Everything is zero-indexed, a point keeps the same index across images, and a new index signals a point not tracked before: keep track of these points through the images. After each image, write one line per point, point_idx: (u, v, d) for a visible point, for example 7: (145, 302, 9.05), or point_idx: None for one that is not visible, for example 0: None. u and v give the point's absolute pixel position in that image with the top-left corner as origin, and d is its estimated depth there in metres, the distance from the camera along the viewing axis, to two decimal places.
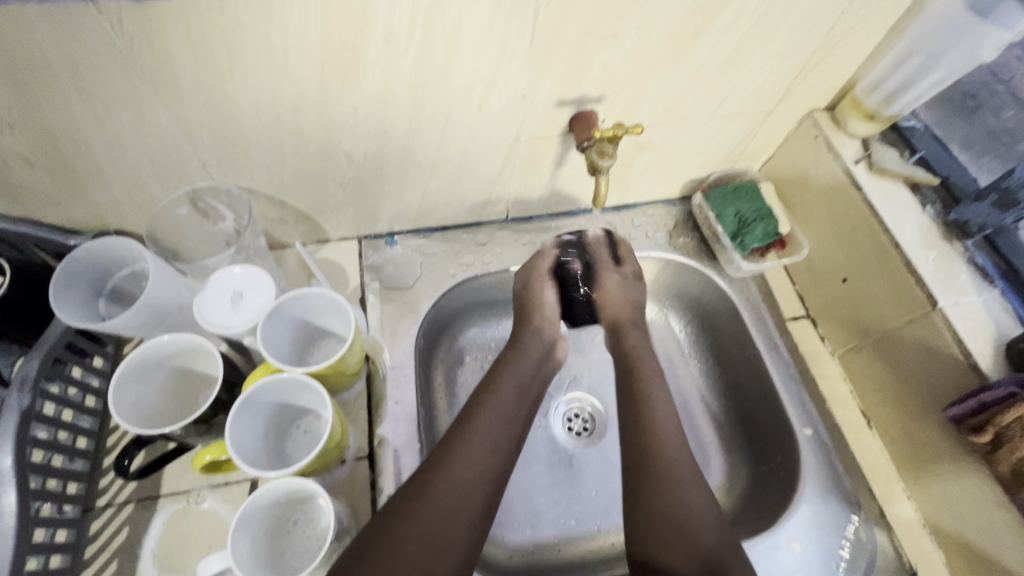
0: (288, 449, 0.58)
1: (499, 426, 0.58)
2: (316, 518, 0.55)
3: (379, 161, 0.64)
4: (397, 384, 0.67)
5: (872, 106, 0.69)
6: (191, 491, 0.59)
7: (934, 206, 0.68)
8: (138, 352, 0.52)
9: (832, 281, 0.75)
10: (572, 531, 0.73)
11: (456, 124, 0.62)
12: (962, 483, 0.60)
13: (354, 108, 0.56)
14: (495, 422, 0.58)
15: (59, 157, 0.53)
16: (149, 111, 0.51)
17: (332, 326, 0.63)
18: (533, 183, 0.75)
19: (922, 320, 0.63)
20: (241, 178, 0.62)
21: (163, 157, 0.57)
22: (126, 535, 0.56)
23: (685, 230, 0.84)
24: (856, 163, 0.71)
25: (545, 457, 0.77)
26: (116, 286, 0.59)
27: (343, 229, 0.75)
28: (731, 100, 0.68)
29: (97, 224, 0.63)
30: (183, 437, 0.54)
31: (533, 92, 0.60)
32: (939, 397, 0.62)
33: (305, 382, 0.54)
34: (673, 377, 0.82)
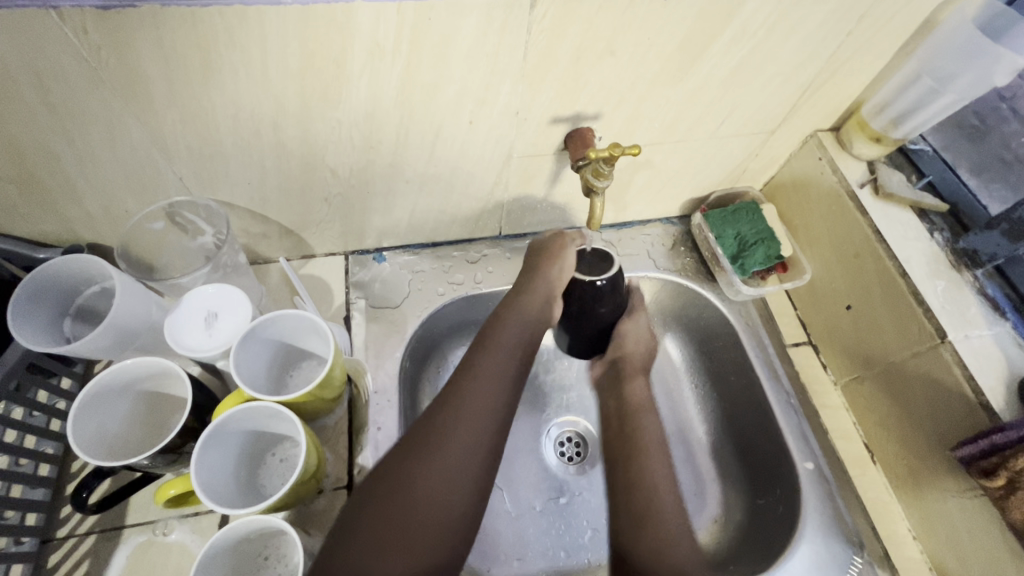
0: (262, 478, 0.55)
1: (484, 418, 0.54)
2: (288, 554, 0.52)
3: (365, 177, 0.62)
4: (380, 409, 0.64)
5: (878, 128, 0.67)
6: (157, 522, 0.56)
7: (942, 233, 0.66)
8: (99, 377, 0.49)
9: (835, 307, 0.72)
10: (561, 563, 0.70)
11: (446, 141, 0.59)
12: (970, 526, 0.57)
13: (338, 124, 0.54)
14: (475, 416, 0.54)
15: (26, 171, 0.50)
16: (120, 124, 0.49)
17: (312, 348, 0.60)
18: (528, 201, 0.72)
19: (929, 353, 0.60)
20: (220, 194, 0.59)
21: (138, 172, 0.54)
22: (85, 568, 0.53)
23: (684, 250, 0.81)
24: (861, 186, 0.69)
25: (535, 484, 0.74)
26: (83, 305, 0.57)
27: (329, 245, 0.73)
28: (732, 120, 0.66)
29: (69, 238, 0.60)
30: (149, 468, 0.51)
31: (527, 109, 0.57)
32: (946, 435, 0.59)
33: (278, 410, 0.51)
34: (669, 401, 0.79)
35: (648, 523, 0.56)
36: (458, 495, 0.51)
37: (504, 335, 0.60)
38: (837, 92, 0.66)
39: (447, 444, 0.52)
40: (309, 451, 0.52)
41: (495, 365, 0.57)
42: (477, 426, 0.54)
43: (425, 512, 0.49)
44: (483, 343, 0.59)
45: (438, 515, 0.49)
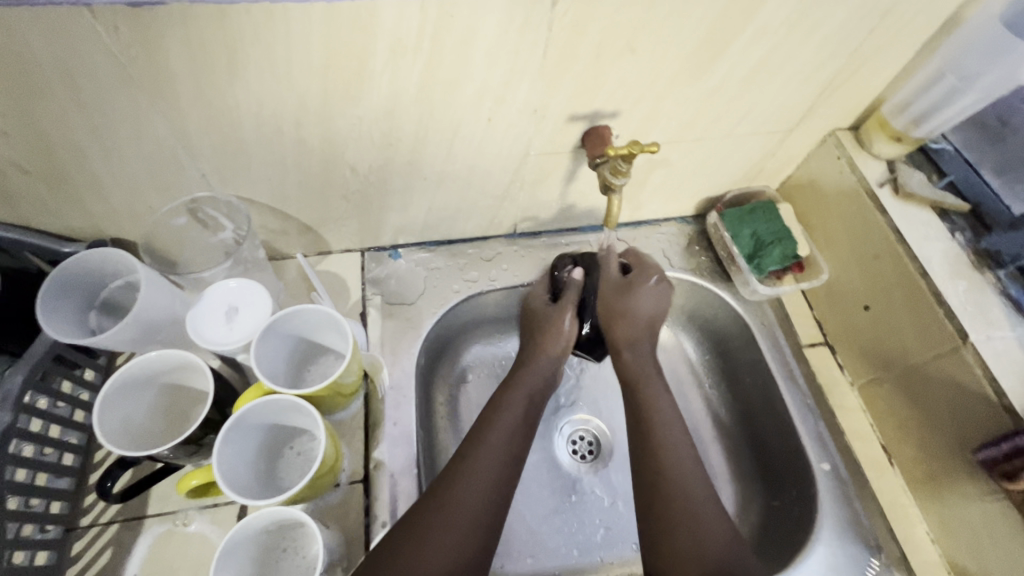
0: (280, 471, 0.56)
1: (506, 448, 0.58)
2: (305, 546, 0.53)
3: (383, 174, 0.62)
4: (396, 405, 0.65)
5: (899, 127, 0.66)
6: (178, 513, 0.56)
7: (964, 233, 0.65)
8: (124, 368, 0.50)
9: (853, 308, 0.71)
10: (574, 561, 0.70)
11: (464, 138, 0.59)
12: (991, 530, 0.57)
13: (358, 121, 0.54)
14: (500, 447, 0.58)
15: (54, 166, 0.51)
16: (146, 121, 0.49)
17: (330, 343, 0.61)
18: (544, 199, 0.72)
19: (950, 355, 0.59)
20: (241, 190, 0.60)
21: (161, 168, 0.55)
22: (108, 557, 0.54)
23: (699, 249, 0.81)
24: (881, 185, 0.68)
25: (548, 482, 0.75)
26: (108, 298, 0.58)
27: (346, 242, 0.73)
28: (750, 118, 0.65)
29: (93, 232, 0.61)
30: (171, 459, 0.52)
31: (545, 107, 0.57)
32: (967, 437, 0.58)
33: (298, 404, 0.52)
34: (683, 401, 0.79)
35: (668, 506, 0.55)
36: (480, 525, 0.53)
37: (524, 380, 0.65)
38: (857, 90, 0.65)
39: (459, 494, 0.53)
40: (327, 445, 0.53)
41: (510, 416, 0.61)
42: (501, 461, 0.57)
43: (452, 534, 0.51)
44: (506, 388, 0.65)
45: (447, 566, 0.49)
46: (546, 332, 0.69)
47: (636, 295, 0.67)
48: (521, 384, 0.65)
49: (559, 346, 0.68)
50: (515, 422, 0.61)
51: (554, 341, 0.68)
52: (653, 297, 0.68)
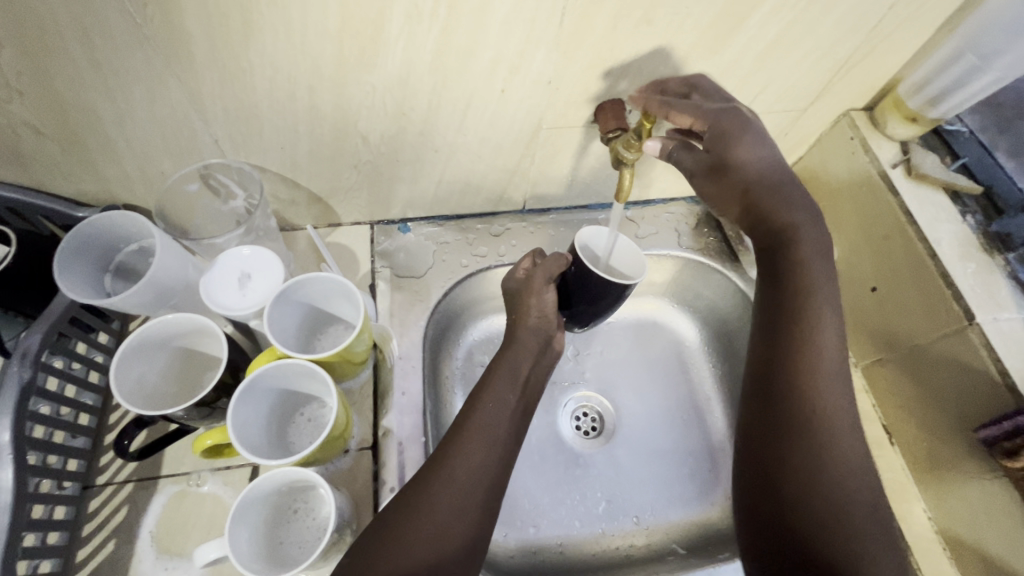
0: (291, 436, 0.57)
1: (495, 436, 0.54)
2: (316, 508, 0.54)
3: (395, 145, 0.62)
4: (404, 375, 0.66)
5: (914, 108, 0.66)
6: (191, 474, 0.58)
7: (975, 215, 0.65)
8: (139, 331, 0.51)
9: (860, 290, 0.72)
10: (576, 533, 0.71)
11: (477, 110, 0.59)
12: (989, 506, 0.58)
13: (372, 88, 0.54)
14: (489, 434, 0.54)
15: (69, 128, 0.51)
16: (161, 83, 0.49)
17: (340, 312, 0.62)
18: (554, 174, 0.72)
19: (956, 336, 0.59)
20: (253, 157, 0.60)
21: (175, 132, 0.55)
22: (123, 515, 0.55)
23: (708, 229, 0.81)
24: (893, 166, 0.67)
25: (551, 456, 0.76)
26: (122, 262, 0.59)
27: (356, 214, 0.73)
28: (765, 95, 0.65)
29: (106, 197, 0.61)
30: (185, 420, 0.53)
31: (560, 78, 0.57)
32: (968, 417, 0.59)
33: (310, 368, 0.53)
34: (686, 379, 0.82)
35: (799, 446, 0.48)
36: (470, 505, 0.50)
37: (509, 356, 0.60)
38: (874, 68, 0.64)
39: (450, 474, 0.51)
40: (338, 410, 0.54)
41: (493, 402, 0.56)
42: (487, 447, 0.53)
43: (446, 512, 0.49)
44: (488, 372, 0.60)
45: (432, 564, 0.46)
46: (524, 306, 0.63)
47: (740, 144, 0.52)
48: (502, 362, 0.60)
49: (540, 320, 0.63)
50: (500, 404, 0.56)
51: (530, 316, 0.63)
52: (756, 137, 0.53)
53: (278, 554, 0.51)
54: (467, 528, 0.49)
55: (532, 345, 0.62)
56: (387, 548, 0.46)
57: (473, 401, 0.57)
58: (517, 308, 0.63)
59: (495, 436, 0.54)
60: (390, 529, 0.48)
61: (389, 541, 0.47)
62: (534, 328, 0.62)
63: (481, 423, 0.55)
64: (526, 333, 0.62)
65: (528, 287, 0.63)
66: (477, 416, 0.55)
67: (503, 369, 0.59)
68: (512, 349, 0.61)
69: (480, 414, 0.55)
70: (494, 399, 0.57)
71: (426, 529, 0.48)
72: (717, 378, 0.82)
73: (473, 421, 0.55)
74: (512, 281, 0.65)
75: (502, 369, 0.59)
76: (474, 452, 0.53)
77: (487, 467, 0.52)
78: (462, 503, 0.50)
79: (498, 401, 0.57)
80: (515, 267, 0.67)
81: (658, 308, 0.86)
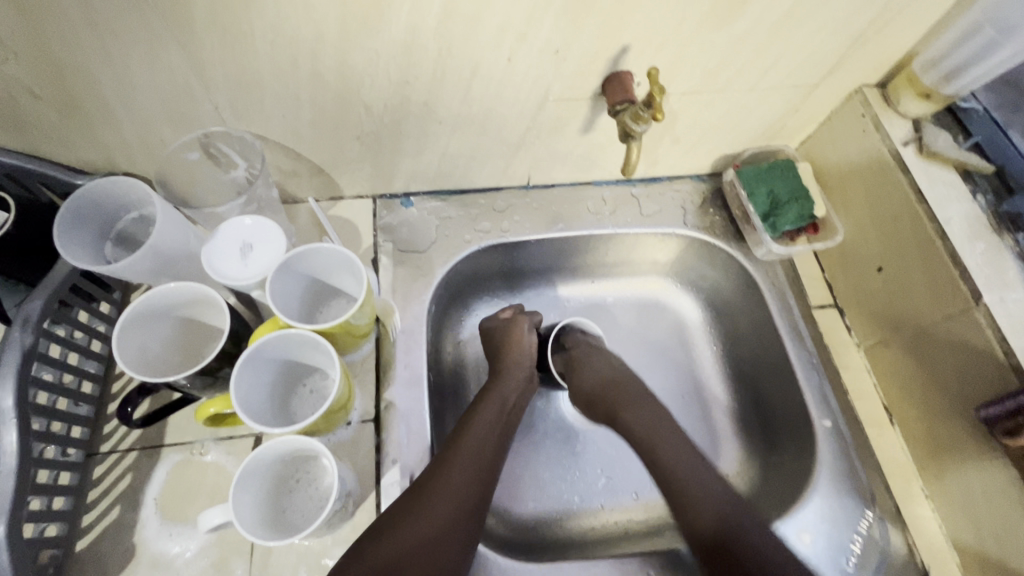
0: (293, 407, 0.57)
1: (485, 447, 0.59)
2: (319, 478, 0.54)
3: (399, 115, 0.61)
4: (407, 349, 0.66)
5: (929, 84, 0.64)
6: (194, 443, 0.58)
7: (985, 195, 0.64)
8: (139, 301, 0.50)
9: (866, 270, 0.71)
10: (575, 507, 0.72)
11: (483, 79, 0.58)
12: (988, 486, 0.58)
13: (376, 54, 0.53)
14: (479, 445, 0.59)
15: (66, 91, 0.50)
16: (159, 46, 0.48)
17: (343, 285, 0.61)
18: (560, 149, 0.71)
19: (962, 315, 0.59)
20: (254, 126, 0.59)
21: (174, 98, 0.54)
22: (128, 481, 0.56)
23: (714, 207, 0.80)
24: (905, 144, 0.66)
25: (552, 432, 0.76)
26: (122, 230, 0.58)
27: (358, 187, 0.73)
28: (776, 69, 0.64)
29: (105, 165, 0.61)
30: (187, 388, 0.53)
31: (568, 47, 0.56)
32: (970, 396, 0.59)
33: (313, 340, 0.52)
34: (688, 359, 0.82)
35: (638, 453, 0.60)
36: (463, 512, 0.54)
37: (500, 388, 0.66)
38: (889, 42, 0.63)
39: (447, 480, 0.55)
40: (340, 382, 0.53)
41: (484, 422, 0.61)
42: (480, 456, 0.58)
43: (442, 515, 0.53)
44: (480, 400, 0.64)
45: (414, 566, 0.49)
46: (516, 341, 0.69)
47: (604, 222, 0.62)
48: (494, 393, 0.65)
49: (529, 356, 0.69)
50: (491, 424, 0.62)
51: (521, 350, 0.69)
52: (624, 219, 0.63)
53: (282, 522, 0.52)
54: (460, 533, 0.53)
55: (522, 376, 0.68)
56: (387, 548, 0.49)
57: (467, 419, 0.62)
58: (507, 346, 0.70)
59: (487, 449, 0.59)
60: (390, 533, 0.51)
61: (389, 542, 0.50)
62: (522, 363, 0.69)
63: (472, 441, 0.59)
64: (515, 367, 0.68)
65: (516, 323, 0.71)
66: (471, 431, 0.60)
67: (496, 401, 0.64)
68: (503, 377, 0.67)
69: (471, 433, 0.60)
70: (485, 420, 0.62)
71: (423, 532, 0.51)
72: (719, 358, 0.82)
73: (466, 438, 0.59)
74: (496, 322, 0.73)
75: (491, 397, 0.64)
76: (469, 461, 0.57)
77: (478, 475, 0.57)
78: (458, 508, 0.54)
79: (489, 419, 0.62)
80: (494, 313, 0.74)
81: (660, 288, 0.86)
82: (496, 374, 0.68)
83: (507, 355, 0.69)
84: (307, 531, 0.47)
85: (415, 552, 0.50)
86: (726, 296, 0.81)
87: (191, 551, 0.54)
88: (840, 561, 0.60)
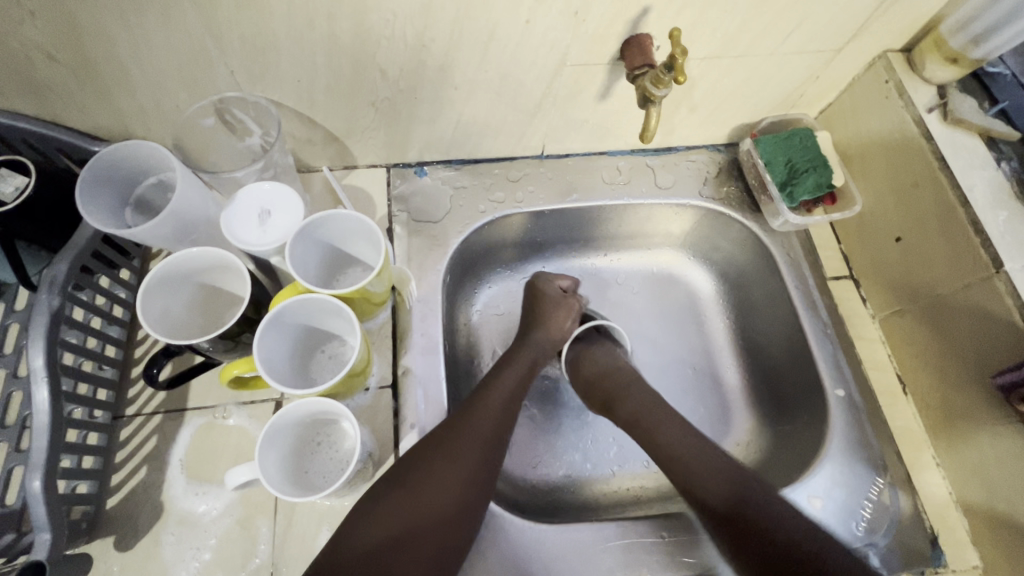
0: (312, 371, 0.58)
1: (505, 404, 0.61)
2: (339, 441, 0.55)
3: (415, 79, 0.60)
4: (423, 316, 0.66)
5: (956, 47, 0.62)
6: (216, 407, 0.59)
7: (1010, 162, 0.63)
8: (164, 263, 0.51)
9: (883, 239, 0.71)
10: (587, 474, 0.73)
11: (500, 42, 0.57)
12: (1000, 451, 0.59)
13: (393, 15, 0.52)
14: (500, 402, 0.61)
15: (81, 54, 0.50)
16: (174, 7, 0.47)
17: (359, 252, 0.62)
18: (576, 116, 0.70)
19: (981, 284, 0.59)
20: (269, 91, 0.59)
21: (190, 62, 0.53)
22: (154, 443, 0.57)
23: (729, 178, 0.79)
24: (929, 111, 0.65)
25: (565, 401, 0.77)
26: (141, 196, 0.59)
27: (372, 156, 0.72)
28: (798, 33, 0.62)
29: (121, 131, 0.60)
30: (210, 351, 0.53)
31: (587, 9, 0.54)
32: (986, 364, 0.59)
33: (335, 305, 0.53)
34: (700, 331, 0.82)
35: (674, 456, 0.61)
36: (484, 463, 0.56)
37: (522, 357, 0.67)
38: (917, 4, 0.61)
39: (470, 432, 0.56)
40: (360, 347, 0.54)
41: (500, 398, 0.61)
42: (503, 413, 0.60)
43: (464, 465, 0.54)
44: (506, 362, 0.66)
45: (428, 528, 0.51)
46: (556, 320, 0.70)
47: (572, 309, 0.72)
48: (519, 359, 0.67)
49: (560, 335, 0.70)
50: (509, 393, 0.62)
51: (556, 329, 0.70)
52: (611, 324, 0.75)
53: (303, 482, 0.53)
54: (479, 485, 0.54)
55: (546, 350, 0.69)
56: (409, 498, 0.52)
57: (493, 376, 0.64)
58: (546, 318, 0.71)
59: (508, 409, 0.61)
60: (417, 485, 0.53)
61: (416, 489, 0.52)
62: (549, 333, 0.70)
63: (489, 411, 0.59)
64: (544, 338, 0.69)
65: (566, 298, 0.73)
66: (493, 390, 0.61)
67: (519, 365, 0.66)
68: (528, 345, 0.69)
69: (482, 412, 0.58)
70: (502, 395, 0.61)
71: (443, 483, 0.53)
72: (731, 330, 0.82)
73: (490, 395, 0.61)
74: (547, 288, 0.73)
75: (523, 360, 0.67)
76: (490, 417, 0.58)
77: (498, 430, 0.58)
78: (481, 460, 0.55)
79: (511, 381, 0.63)
80: (551, 279, 0.75)
81: (674, 260, 0.85)
82: (523, 340, 0.69)
83: (541, 325, 0.70)
84: (331, 489, 0.48)
85: (439, 503, 0.52)
86: (739, 267, 0.81)
87: (217, 510, 0.55)
88: (850, 525, 0.61)
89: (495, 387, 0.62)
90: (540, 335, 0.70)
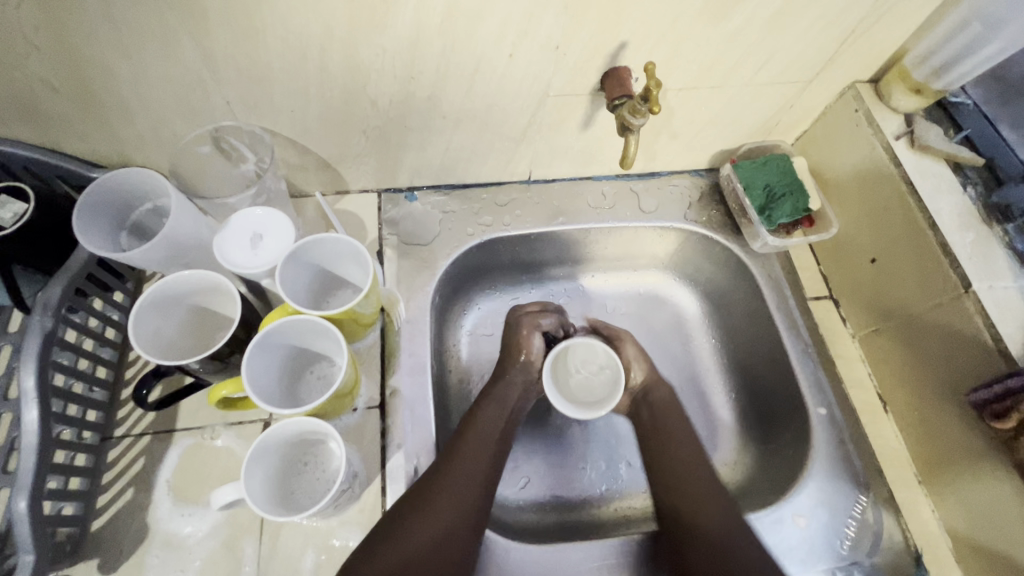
0: (300, 392, 0.59)
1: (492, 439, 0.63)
2: (326, 462, 0.56)
3: (404, 110, 0.63)
4: (411, 337, 0.67)
5: (919, 79, 0.66)
6: (205, 427, 0.60)
7: (976, 187, 0.65)
8: (156, 286, 0.52)
9: (860, 261, 0.73)
10: (577, 495, 0.73)
11: (485, 74, 0.60)
12: (978, 470, 0.59)
13: (383, 50, 0.55)
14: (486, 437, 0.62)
15: (83, 86, 0.52)
16: (174, 44, 0.50)
17: (348, 275, 0.63)
18: (560, 144, 0.73)
19: (951, 303, 0.61)
20: (264, 120, 0.61)
21: (186, 93, 0.56)
22: (141, 464, 0.58)
23: (711, 202, 0.81)
24: (897, 138, 0.68)
25: (553, 421, 0.77)
26: (137, 221, 0.61)
27: (364, 181, 0.74)
28: (768, 66, 0.66)
29: (119, 158, 0.63)
30: (199, 372, 0.54)
31: (567, 44, 0.57)
32: (960, 382, 0.61)
33: (321, 326, 0.54)
34: (687, 351, 0.83)
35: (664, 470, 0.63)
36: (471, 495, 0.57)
37: (498, 393, 0.67)
38: (879, 40, 0.65)
39: (459, 466, 0.58)
40: (347, 367, 0.55)
41: (484, 432, 0.62)
42: (487, 447, 0.61)
43: (453, 497, 0.56)
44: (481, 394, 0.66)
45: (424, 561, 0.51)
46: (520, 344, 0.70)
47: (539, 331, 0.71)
48: (494, 393, 0.67)
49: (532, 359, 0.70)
50: (490, 428, 0.63)
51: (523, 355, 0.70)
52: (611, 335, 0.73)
53: (289, 503, 0.53)
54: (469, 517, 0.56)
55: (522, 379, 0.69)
56: (401, 533, 0.52)
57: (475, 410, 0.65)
58: (512, 345, 0.71)
59: (493, 443, 0.62)
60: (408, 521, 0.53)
61: (409, 525, 0.53)
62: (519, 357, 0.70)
63: (474, 445, 0.60)
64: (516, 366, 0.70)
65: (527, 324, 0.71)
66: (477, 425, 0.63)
67: (496, 397, 0.66)
68: (502, 379, 0.68)
69: (470, 446, 0.60)
70: (482, 433, 0.62)
71: (434, 516, 0.54)
72: (716, 350, 0.83)
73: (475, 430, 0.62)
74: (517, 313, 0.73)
75: (496, 392, 0.67)
76: (476, 452, 0.60)
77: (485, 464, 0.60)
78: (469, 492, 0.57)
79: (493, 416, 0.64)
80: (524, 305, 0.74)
81: (660, 282, 0.87)
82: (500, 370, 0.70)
83: (509, 354, 0.70)
84: (315, 509, 0.48)
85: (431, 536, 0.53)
86: (723, 288, 0.83)
87: (202, 531, 0.55)
88: (834, 543, 0.62)
89: (477, 422, 0.63)
90: (511, 363, 0.70)
